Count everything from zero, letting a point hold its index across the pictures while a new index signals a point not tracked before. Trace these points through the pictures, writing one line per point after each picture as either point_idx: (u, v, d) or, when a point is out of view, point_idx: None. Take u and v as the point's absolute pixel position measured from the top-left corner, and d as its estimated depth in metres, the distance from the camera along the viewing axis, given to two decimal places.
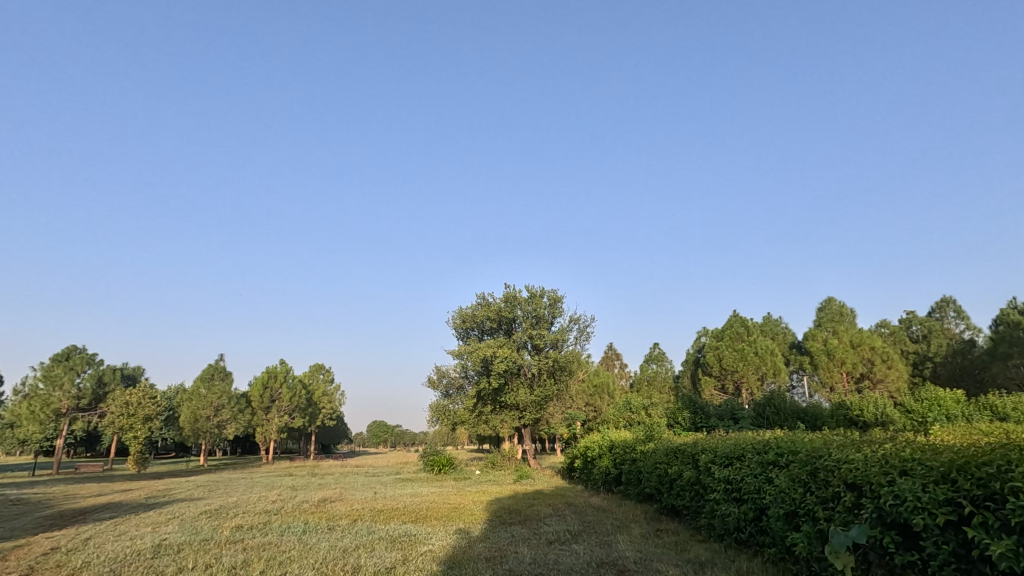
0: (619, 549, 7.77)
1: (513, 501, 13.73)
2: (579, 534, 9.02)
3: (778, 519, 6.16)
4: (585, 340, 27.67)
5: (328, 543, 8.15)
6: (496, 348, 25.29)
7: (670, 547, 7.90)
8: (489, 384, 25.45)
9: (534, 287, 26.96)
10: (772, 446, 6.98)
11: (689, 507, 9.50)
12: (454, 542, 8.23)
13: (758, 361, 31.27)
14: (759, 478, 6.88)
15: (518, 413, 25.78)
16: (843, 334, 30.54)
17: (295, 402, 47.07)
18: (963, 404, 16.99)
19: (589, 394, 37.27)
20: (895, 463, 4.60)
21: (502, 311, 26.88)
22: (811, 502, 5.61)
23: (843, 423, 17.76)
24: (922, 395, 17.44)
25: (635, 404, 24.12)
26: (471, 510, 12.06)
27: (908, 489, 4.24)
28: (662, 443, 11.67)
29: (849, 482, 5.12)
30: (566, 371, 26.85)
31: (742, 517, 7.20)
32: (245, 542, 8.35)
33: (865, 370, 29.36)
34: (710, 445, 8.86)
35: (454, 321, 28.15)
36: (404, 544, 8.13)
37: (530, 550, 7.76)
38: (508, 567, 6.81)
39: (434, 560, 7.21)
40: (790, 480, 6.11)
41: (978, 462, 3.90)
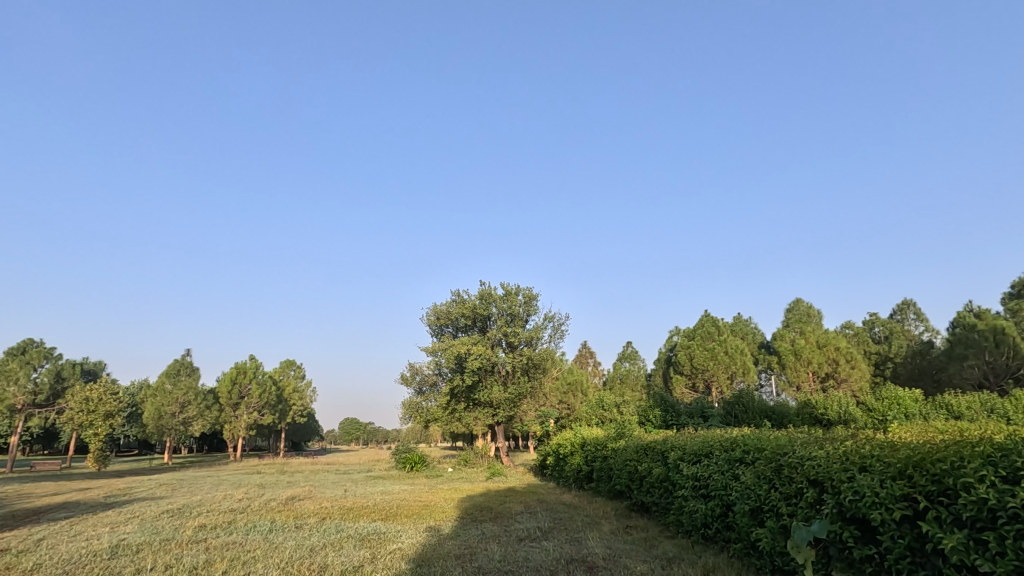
0: (589, 546, 7.82)
1: (485, 498, 13.71)
2: (549, 531, 9.05)
3: (743, 515, 6.28)
4: (559, 338, 27.83)
5: (294, 543, 7.96)
6: (471, 345, 25.24)
7: (639, 543, 8.00)
8: (463, 382, 25.37)
9: (509, 285, 27.01)
10: (739, 443, 7.13)
11: (658, 504, 9.66)
12: (425, 540, 8.17)
13: (728, 360, 31.91)
14: (726, 474, 7.02)
15: (491, 410, 25.81)
16: (810, 334, 31.35)
17: (264, 398, 46.16)
18: (921, 403, 17.62)
19: (562, 391, 37.51)
20: (856, 460, 4.74)
21: (477, 309, 26.85)
22: (775, 499, 5.74)
23: (807, 421, 18.30)
24: (882, 395, 18.01)
25: (607, 402, 24.35)
26: (442, 508, 12.00)
27: (867, 484, 4.38)
28: (632, 441, 11.81)
29: (812, 478, 5.25)
30: (540, 369, 27.01)
31: (709, 513, 7.32)
32: (209, 542, 8.12)
33: (829, 370, 30.24)
34: (679, 443, 9.01)
35: (428, 318, 28.06)
36: (372, 543, 8.02)
37: (500, 548, 7.74)
38: (478, 565, 6.78)
39: (402, 558, 7.14)
40: (756, 476, 6.25)
41: (932, 458, 4.03)
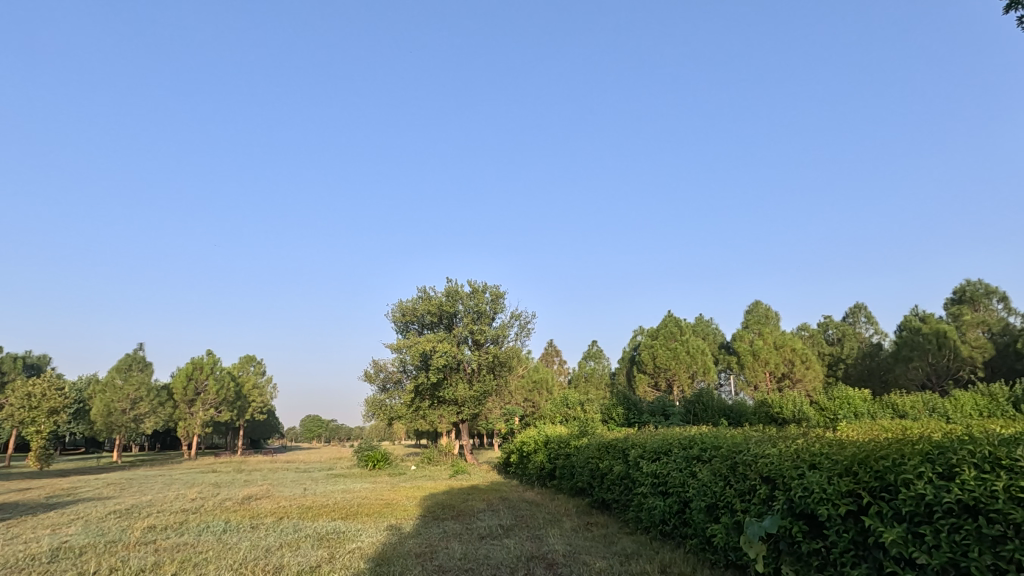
0: (549, 543, 7.89)
1: (448, 496, 13.66)
2: (510, 529, 9.10)
3: (700, 512, 6.44)
4: (526, 336, 27.90)
5: (249, 543, 7.77)
6: (436, 342, 25.08)
7: (598, 540, 8.11)
8: (428, 379, 25.20)
9: (476, 283, 26.93)
10: (697, 441, 7.30)
11: (618, 501, 9.81)
12: (385, 539, 8.11)
13: (689, 360, 32.67)
14: (684, 472, 7.17)
15: (456, 408, 25.70)
16: (768, 335, 32.36)
17: (222, 394, 44.82)
18: (869, 403, 18.40)
19: (528, 389, 37.66)
20: (806, 458, 4.91)
21: (443, 306, 26.64)
22: (730, 495, 5.89)
23: (763, 419, 18.90)
24: (834, 395, 18.73)
25: (572, 400, 24.57)
26: (404, 506, 11.89)
27: (816, 481, 4.55)
28: (594, 438, 11.96)
29: (765, 476, 5.42)
30: (506, 367, 27.04)
31: (667, 510, 7.47)
32: (158, 543, 7.84)
33: (786, 370, 31.27)
34: (639, 441, 9.16)
35: (394, 314, 27.75)
36: (331, 542, 7.91)
37: (461, 546, 7.72)
38: (438, 564, 6.74)
39: (361, 557, 7.05)
40: (712, 474, 6.41)
41: (876, 456, 4.21)
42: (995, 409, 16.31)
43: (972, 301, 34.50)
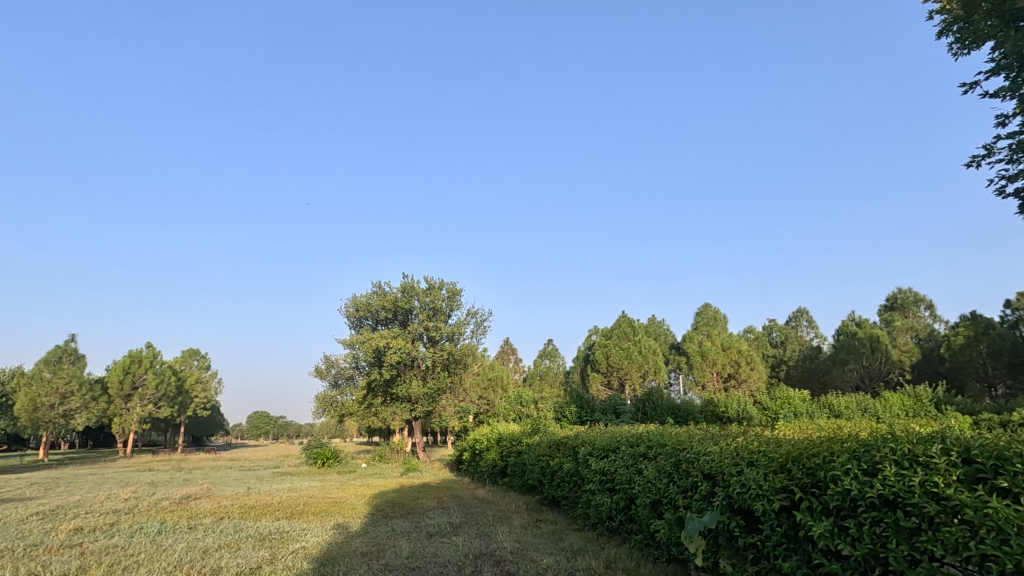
0: (498, 540, 7.92)
1: (399, 494, 13.52)
2: (460, 526, 9.08)
3: (645, 508, 6.60)
4: (481, 334, 27.89)
5: (186, 544, 7.46)
6: (390, 338, 24.80)
7: (547, 537, 8.18)
8: (381, 376, 24.89)
9: (433, 279, 26.75)
10: (643, 439, 7.49)
11: (568, 497, 9.95)
12: (330, 539, 7.92)
13: (641, 360, 33.48)
14: (630, 469, 7.34)
15: (410, 405, 25.46)
16: (716, 337, 33.54)
17: (161, 390, 42.83)
18: (808, 403, 19.35)
19: (483, 387, 37.68)
20: (744, 456, 5.12)
21: (398, 301, 26.27)
22: (673, 491, 6.07)
23: (710, 418, 19.60)
24: (776, 395, 19.60)
25: (526, 398, 24.72)
26: (352, 505, 11.70)
27: (753, 478, 4.76)
28: (546, 436, 12.10)
29: (706, 473, 5.61)
30: (461, 364, 26.96)
31: (614, 506, 7.62)
32: (86, 546, 7.43)
33: (732, 371, 32.48)
34: (589, 438, 9.32)
35: (347, 309, 27.17)
36: (274, 542, 7.69)
37: (409, 544, 7.68)
38: (384, 563, 6.65)
39: (305, 557, 6.89)
40: (657, 471, 6.59)
41: (808, 453, 4.43)
42: (919, 409, 17.54)
43: (902, 308, 36.72)
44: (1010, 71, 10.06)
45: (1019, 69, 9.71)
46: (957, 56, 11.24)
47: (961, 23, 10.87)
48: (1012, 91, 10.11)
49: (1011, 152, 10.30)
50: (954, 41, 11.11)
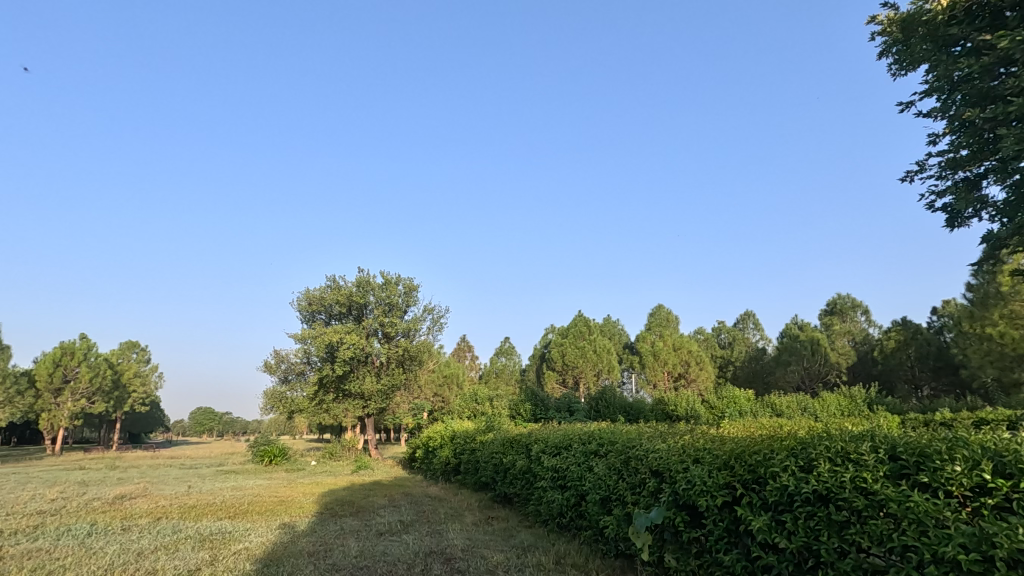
0: (449, 537, 7.90)
1: (349, 492, 13.26)
2: (411, 525, 8.98)
3: (595, 504, 6.71)
4: (438, 330, 27.68)
5: (117, 547, 7.07)
6: (344, 334, 24.31)
7: (497, 533, 8.22)
8: (333, 372, 24.38)
9: (389, 274, 26.33)
10: (595, 437, 7.60)
11: (519, 495, 10.02)
12: (275, 538, 7.68)
13: (596, 359, 34.06)
14: (582, 466, 7.45)
15: (362, 402, 25.03)
16: (668, 337, 34.46)
17: (96, 384, 40.52)
18: (752, 402, 20.16)
19: (438, 384, 37.47)
20: (690, 453, 5.28)
21: (353, 296, 25.75)
22: (622, 488, 6.20)
23: (659, 416, 20.16)
24: (722, 394, 20.33)
25: (481, 395, 24.69)
26: (300, 504, 11.41)
27: (698, 475, 4.93)
28: (499, 434, 12.13)
29: (654, 469, 5.75)
30: (416, 361, 26.68)
31: (565, 503, 7.71)
32: (5, 550, 6.94)
33: (682, 370, 33.45)
34: (542, 436, 9.41)
35: (299, 302, 26.44)
36: (215, 543, 7.40)
37: (358, 543, 7.54)
38: (331, 563, 6.51)
39: (248, 558, 6.68)
40: (607, 467, 6.71)
41: (750, 451, 4.62)
42: (853, 408, 18.57)
43: (841, 313, 38.74)
44: (941, 93, 10.76)
45: (949, 92, 10.39)
46: (895, 76, 11.91)
47: (899, 46, 11.53)
48: (942, 112, 10.79)
49: (940, 169, 11.01)
50: (893, 62, 11.76)
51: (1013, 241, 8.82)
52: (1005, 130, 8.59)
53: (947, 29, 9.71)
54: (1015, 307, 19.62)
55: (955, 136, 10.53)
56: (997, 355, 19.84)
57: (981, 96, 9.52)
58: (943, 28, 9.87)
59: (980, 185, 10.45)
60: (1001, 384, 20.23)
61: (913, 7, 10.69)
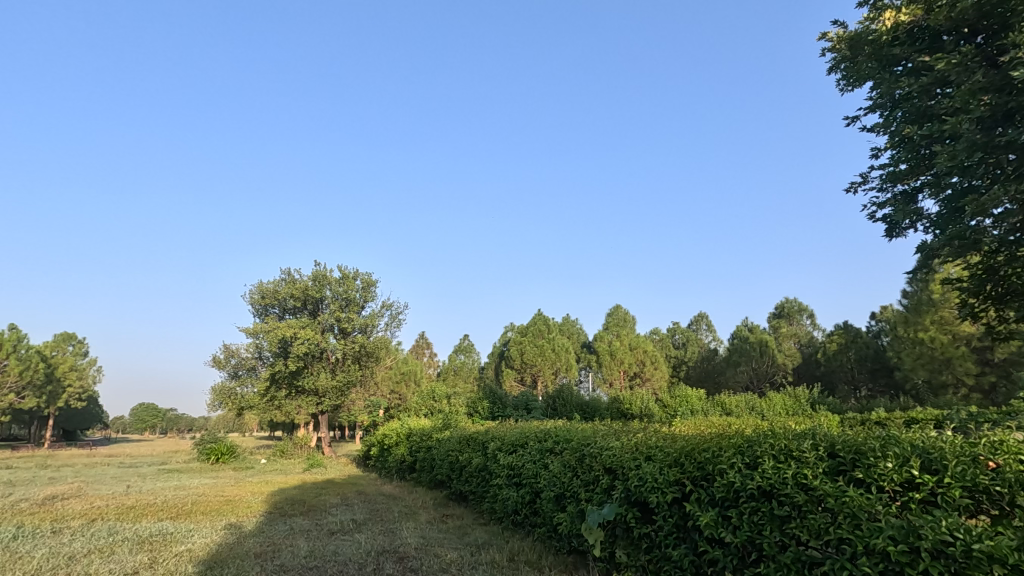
0: (402, 536, 7.82)
1: (300, 491, 12.94)
2: (363, 523, 8.84)
3: (549, 501, 6.77)
4: (396, 327, 27.33)
5: (46, 551, 6.65)
6: (298, 329, 23.69)
7: (452, 531, 8.19)
8: (286, 367, 23.72)
9: (347, 268, 25.83)
10: (551, 434, 7.68)
11: (475, 493, 10.02)
12: (220, 539, 7.42)
13: (554, 357, 34.39)
14: (537, 464, 7.50)
15: (316, 399, 24.48)
16: (625, 337, 35.15)
17: (26, 377, 38.15)
18: (702, 401, 20.81)
19: (395, 381, 37.04)
20: (643, 451, 5.40)
21: (309, 290, 25.13)
22: (576, 485, 6.27)
23: (614, 414, 20.56)
24: (675, 393, 20.92)
25: (439, 392, 24.51)
26: (248, 503, 11.06)
27: (649, 472, 5.04)
28: (456, 432, 12.07)
29: (607, 467, 5.86)
30: (373, 358, 26.25)
31: (520, 500, 7.76)
32: None
33: (637, 370, 34.21)
34: (498, 433, 9.43)
35: (251, 296, 25.62)
36: (154, 545, 7.09)
37: (307, 543, 7.37)
38: (279, 563, 6.34)
39: (190, 560, 6.43)
40: (562, 465, 6.78)
41: (699, 449, 4.76)
42: (797, 408, 19.43)
43: (788, 316, 40.40)
44: (883, 110, 11.36)
45: (890, 109, 10.97)
46: (843, 91, 12.50)
47: (847, 63, 12.10)
48: (884, 128, 11.38)
49: (881, 182, 11.60)
50: (841, 78, 12.34)
51: (943, 252, 9.38)
52: (940, 147, 9.11)
53: (891, 49, 10.26)
54: (945, 314, 20.91)
55: (895, 151, 11.12)
56: (928, 358, 21.19)
57: (919, 114, 10.11)
58: (887, 48, 10.42)
59: (916, 199, 11.08)
60: (930, 386, 21.56)
61: (860, 26, 11.25)
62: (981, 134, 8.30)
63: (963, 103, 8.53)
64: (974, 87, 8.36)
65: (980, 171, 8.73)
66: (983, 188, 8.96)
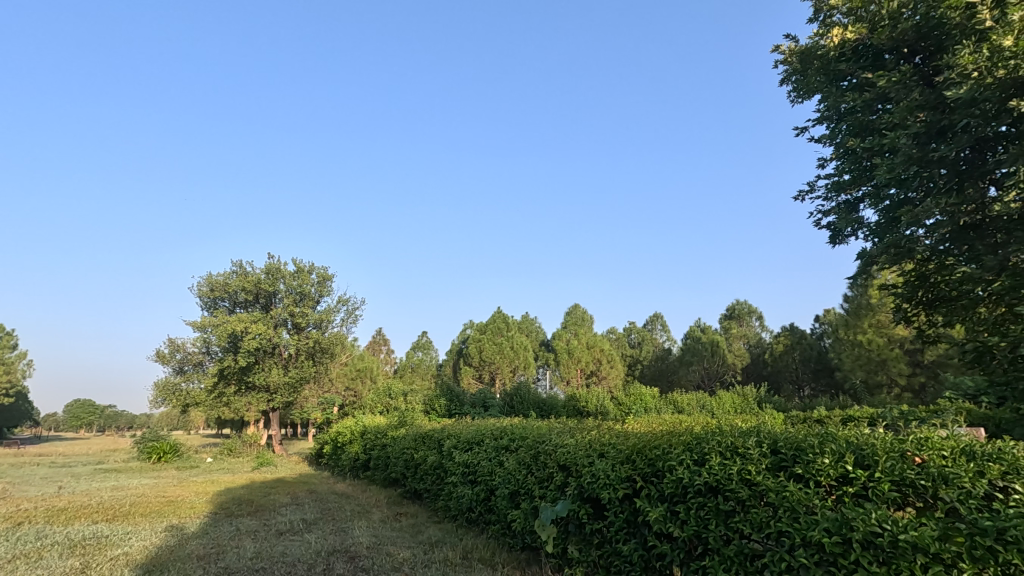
0: (354, 535, 7.69)
1: (248, 490, 12.56)
2: (314, 523, 8.64)
3: (503, 499, 6.79)
4: (352, 322, 26.81)
5: None
6: (250, 323, 22.94)
7: (405, 530, 8.10)
8: (235, 363, 22.92)
9: (302, 262, 25.15)
10: (506, 432, 7.70)
11: (429, 490, 9.95)
12: (161, 542, 7.11)
13: (512, 355, 34.53)
14: (492, 461, 7.51)
15: (267, 395, 23.76)
16: (583, 336, 35.62)
17: None
18: (656, 399, 21.34)
19: (351, 377, 36.39)
20: (596, 448, 5.49)
21: (261, 283, 24.33)
22: (531, 482, 6.31)
23: (571, 412, 20.81)
24: (630, 391, 21.38)
25: (395, 389, 24.22)
26: (191, 503, 10.61)
27: (602, 469, 5.13)
28: (412, 429, 11.94)
29: (561, 464, 5.92)
30: (328, 354, 25.64)
31: (474, 498, 7.75)
32: None
33: (594, 368, 34.73)
34: (455, 431, 9.39)
35: (200, 288, 24.63)
36: (88, 549, 6.72)
37: (255, 544, 7.14)
38: (223, 565, 6.13)
39: (127, 564, 6.14)
40: (517, 462, 6.81)
41: (650, 446, 4.87)
42: (745, 406, 20.16)
43: (739, 317, 41.86)
44: (830, 122, 11.89)
45: (836, 121, 11.50)
46: (794, 103, 13.01)
47: (798, 76, 12.61)
48: (830, 139, 11.92)
49: (827, 191, 12.14)
50: (793, 90, 12.84)
51: (881, 259, 9.92)
52: (880, 159, 9.62)
53: (837, 64, 10.75)
54: (881, 317, 22.09)
55: (840, 161, 11.67)
56: (865, 359, 22.42)
57: (862, 128, 10.64)
58: (834, 63, 10.90)
59: (858, 208, 11.66)
60: (867, 385, 22.77)
61: (811, 41, 11.71)
62: (916, 149, 8.82)
63: (902, 119, 9.03)
64: (911, 104, 8.87)
65: (915, 183, 9.28)
66: (918, 200, 9.52)
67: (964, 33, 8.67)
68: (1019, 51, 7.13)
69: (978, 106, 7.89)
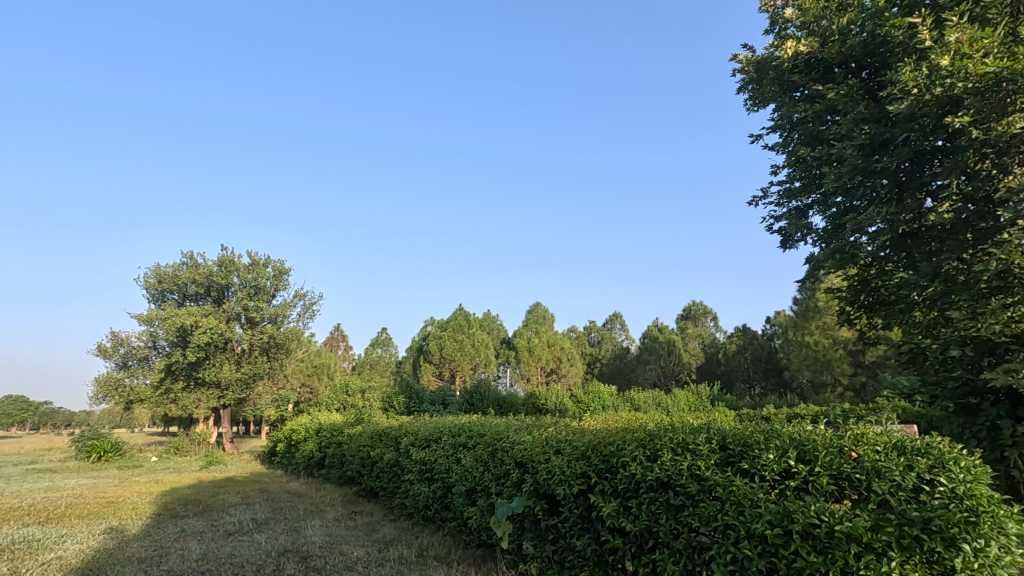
0: (307, 535, 7.51)
1: (195, 490, 12.11)
2: (264, 523, 8.40)
3: (460, 496, 6.79)
4: (309, 318, 26.19)
5: None
6: (200, 317, 22.10)
7: (360, 529, 7.96)
8: (184, 358, 22.06)
9: (257, 254, 24.39)
10: (465, 429, 7.70)
11: (386, 488, 9.82)
12: (98, 545, 6.77)
13: (473, 352, 34.44)
14: (450, 458, 7.48)
15: (218, 392, 22.93)
16: (544, 334, 35.84)
17: None
18: (613, 396, 21.68)
19: (306, 374, 35.56)
20: (552, 445, 5.55)
21: (214, 276, 23.47)
22: (487, 479, 6.32)
23: (530, 409, 20.93)
24: (588, 389, 21.66)
25: (353, 386, 23.82)
26: (133, 504, 10.14)
27: (558, 465, 5.19)
28: (369, 427, 11.77)
29: (518, 460, 5.96)
30: (283, 349, 24.97)
31: (431, 495, 7.70)
32: None
33: (554, 366, 35.03)
34: (412, 429, 9.31)
35: (147, 280, 23.57)
36: (17, 554, 6.33)
37: (201, 545, 6.89)
38: (166, 568, 5.89)
39: (59, 570, 5.80)
40: (474, 460, 6.80)
41: (604, 442, 4.96)
42: (698, 404, 20.73)
43: (694, 318, 43.00)
44: (782, 131, 12.33)
45: (788, 130, 11.93)
46: (749, 110, 13.43)
47: (753, 85, 13.03)
48: (783, 146, 12.36)
49: (779, 197, 12.59)
50: (748, 98, 13.27)
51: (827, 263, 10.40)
52: (828, 169, 10.06)
53: (790, 75, 11.16)
54: (827, 319, 23.08)
55: (791, 169, 12.12)
56: (812, 359, 23.39)
57: (812, 137, 11.10)
58: (787, 74, 11.33)
59: (807, 214, 12.15)
60: (813, 385, 23.77)
61: (766, 52, 12.13)
62: (861, 160, 9.28)
63: (848, 130, 9.48)
64: (857, 117, 9.32)
65: (859, 192, 9.76)
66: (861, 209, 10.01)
67: (906, 51, 9.16)
68: (954, 70, 7.45)
69: (917, 121, 8.36)
